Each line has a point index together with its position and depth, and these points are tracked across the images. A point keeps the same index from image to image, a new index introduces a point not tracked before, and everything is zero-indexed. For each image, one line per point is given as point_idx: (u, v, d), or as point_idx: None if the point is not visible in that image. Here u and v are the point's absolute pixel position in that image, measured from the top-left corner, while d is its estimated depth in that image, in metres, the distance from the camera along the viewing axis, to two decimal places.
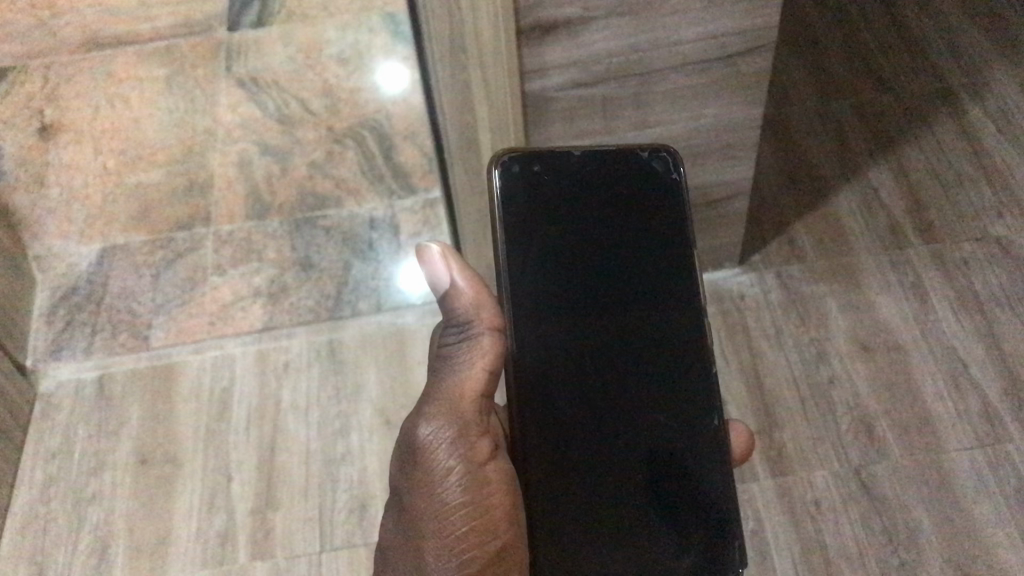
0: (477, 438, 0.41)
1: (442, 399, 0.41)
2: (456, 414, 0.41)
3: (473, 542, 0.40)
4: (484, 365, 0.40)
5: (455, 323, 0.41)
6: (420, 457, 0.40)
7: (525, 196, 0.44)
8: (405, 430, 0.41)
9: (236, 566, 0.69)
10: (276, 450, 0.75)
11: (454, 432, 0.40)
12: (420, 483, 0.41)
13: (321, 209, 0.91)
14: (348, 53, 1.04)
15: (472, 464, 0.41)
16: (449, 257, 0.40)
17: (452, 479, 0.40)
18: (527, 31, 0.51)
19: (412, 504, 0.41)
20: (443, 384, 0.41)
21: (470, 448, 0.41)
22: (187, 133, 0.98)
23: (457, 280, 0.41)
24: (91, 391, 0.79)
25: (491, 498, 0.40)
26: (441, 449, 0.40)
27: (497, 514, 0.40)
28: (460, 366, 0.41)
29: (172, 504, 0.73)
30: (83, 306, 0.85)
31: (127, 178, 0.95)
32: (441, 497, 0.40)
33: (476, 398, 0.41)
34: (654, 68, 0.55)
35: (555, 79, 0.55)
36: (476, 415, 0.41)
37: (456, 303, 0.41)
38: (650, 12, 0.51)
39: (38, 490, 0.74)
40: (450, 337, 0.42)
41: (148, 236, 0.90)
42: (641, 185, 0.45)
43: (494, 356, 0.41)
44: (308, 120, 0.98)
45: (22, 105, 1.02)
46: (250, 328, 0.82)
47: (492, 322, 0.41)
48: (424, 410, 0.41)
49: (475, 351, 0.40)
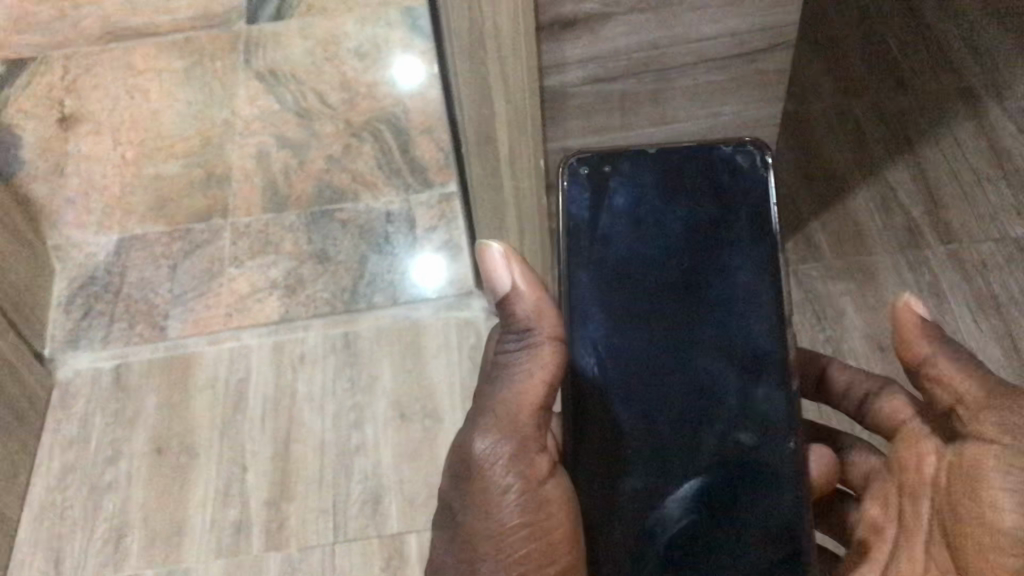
0: (536, 453, 0.39)
1: (500, 412, 0.39)
2: (514, 429, 0.39)
3: (531, 564, 0.39)
4: (545, 378, 0.39)
5: (514, 329, 0.40)
6: (476, 472, 0.39)
7: (590, 198, 0.44)
8: (459, 442, 0.40)
9: (250, 556, 0.70)
10: (291, 442, 0.75)
11: (512, 449, 0.39)
12: (476, 501, 0.39)
13: (338, 202, 0.91)
14: (366, 47, 1.04)
15: (531, 482, 0.39)
16: (511, 261, 0.39)
17: (510, 496, 0.39)
18: (547, 26, 0.51)
19: (468, 519, 0.40)
20: (500, 394, 0.39)
21: (529, 465, 0.39)
22: (205, 125, 0.99)
23: (519, 285, 0.40)
24: (109, 381, 0.80)
25: (550, 519, 0.39)
26: (499, 466, 0.39)
27: (557, 534, 0.39)
28: (518, 376, 0.39)
29: (188, 493, 0.73)
30: (101, 295, 0.86)
31: (145, 170, 0.96)
32: (499, 515, 0.39)
33: (535, 411, 0.39)
34: (673, 64, 0.55)
35: (574, 75, 0.55)
36: (535, 429, 0.40)
37: (517, 309, 0.39)
38: (671, 8, 0.51)
39: (56, 478, 0.75)
40: (510, 345, 0.40)
41: (166, 227, 0.91)
42: (716, 184, 0.43)
43: (553, 367, 0.39)
44: (325, 113, 0.98)
45: (43, 96, 1.02)
46: (266, 319, 0.83)
47: (553, 331, 0.40)
48: (479, 423, 0.39)
49: (534, 362, 0.39)
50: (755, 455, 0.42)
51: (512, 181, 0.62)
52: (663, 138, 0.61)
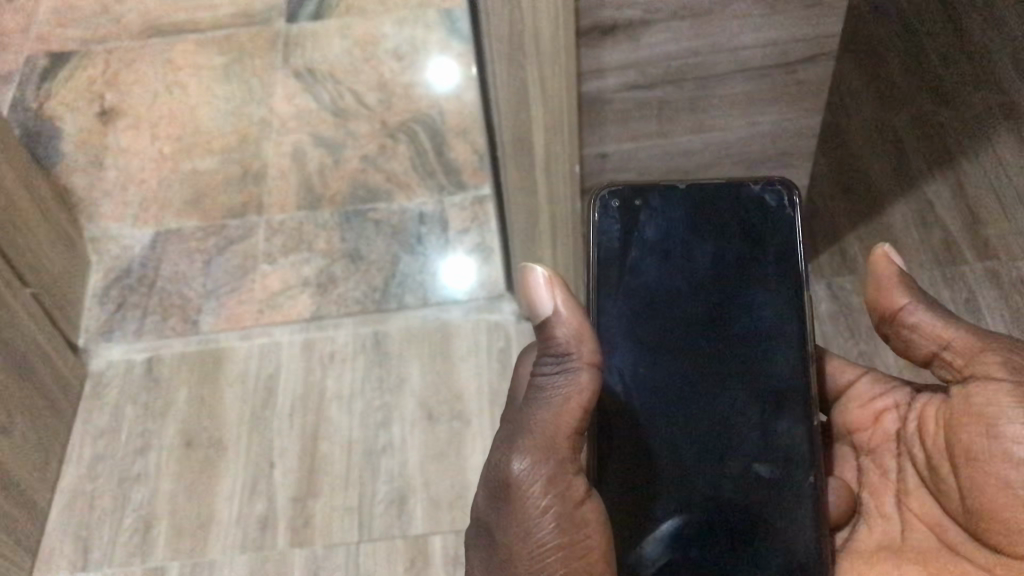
0: (577, 479, 0.39)
1: (537, 434, 0.39)
2: (551, 451, 0.38)
3: None
4: (581, 401, 0.39)
5: (553, 351, 0.39)
6: (513, 492, 0.38)
7: (619, 229, 0.46)
8: (497, 461, 0.39)
9: (275, 552, 0.70)
10: (319, 439, 0.75)
11: (548, 471, 0.38)
12: (514, 524, 0.38)
13: (372, 202, 0.91)
14: (404, 48, 1.04)
15: (569, 504, 0.38)
16: (554, 285, 0.39)
17: (547, 520, 0.38)
18: (586, 32, 0.51)
19: (505, 542, 0.39)
20: (537, 415, 0.39)
21: (569, 490, 0.38)
22: (243, 122, 0.99)
23: (559, 309, 0.40)
24: (141, 373, 0.81)
25: (589, 542, 0.38)
26: (537, 491, 0.38)
27: (596, 558, 0.38)
28: (557, 398, 0.39)
29: (215, 487, 0.74)
30: (135, 288, 0.87)
31: (182, 165, 0.96)
32: (536, 538, 0.38)
33: (572, 435, 0.39)
34: (713, 73, 0.55)
35: (613, 81, 0.55)
36: (572, 454, 0.39)
37: (556, 332, 0.39)
38: (714, 16, 0.51)
39: (86, 468, 0.76)
40: (546, 367, 0.40)
41: (202, 222, 0.91)
42: (744, 220, 0.45)
43: (591, 392, 0.39)
44: (362, 113, 0.99)
45: (83, 89, 1.04)
46: (299, 316, 0.83)
47: (590, 357, 0.39)
48: (517, 441, 0.39)
49: (572, 385, 0.39)
50: (780, 490, 0.43)
51: (545, 187, 0.63)
52: (699, 147, 0.61)
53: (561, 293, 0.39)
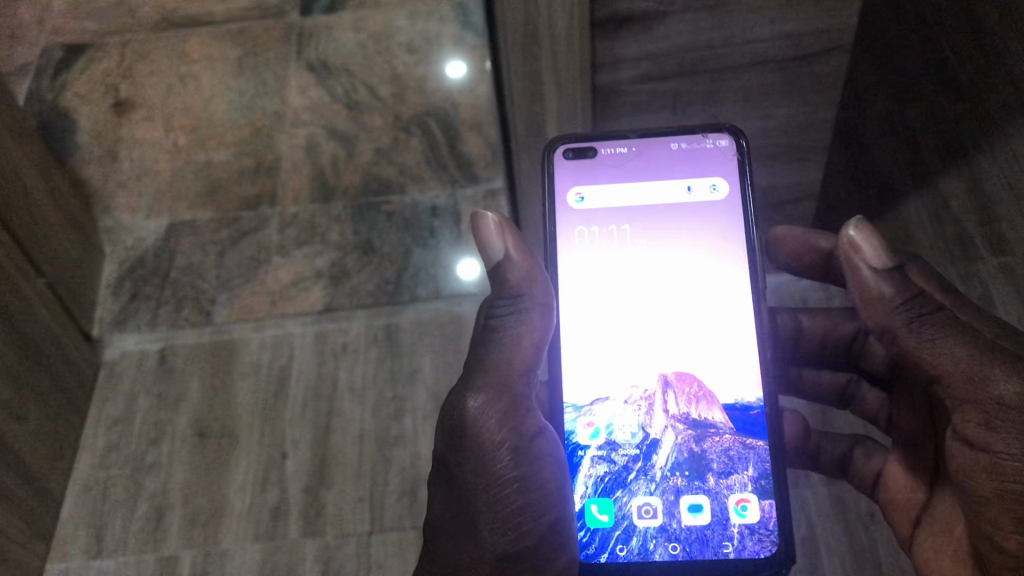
0: (525, 416, 0.48)
1: (490, 374, 0.47)
2: (501, 388, 0.47)
3: (522, 511, 0.47)
4: (531, 339, 0.48)
5: (506, 294, 0.48)
6: (468, 425, 0.47)
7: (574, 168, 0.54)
8: (454, 402, 0.48)
9: (287, 542, 0.70)
10: (331, 431, 0.75)
11: (499, 405, 0.47)
12: (471, 456, 0.47)
13: (385, 194, 0.92)
14: (417, 42, 1.05)
15: (519, 435, 0.47)
16: (504, 232, 0.48)
17: (500, 448, 0.47)
18: (601, 24, 0.51)
19: (463, 471, 0.48)
20: (493, 354, 0.48)
21: (518, 425, 0.47)
22: (257, 114, 1.00)
23: (511, 255, 0.49)
24: (154, 362, 0.81)
25: (536, 466, 0.47)
26: (490, 421, 0.47)
27: (546, 481, 0.47)
28: (510, 336, 0.48)
29: (228, 477, 0.74)
30: (149, 278, 0.87)
31: (197, 156, 0.97)
32: (491, 465, 0.47)
33: (522, 373, 0.48)
34: (727, 65, 0.55)
35: (626, 73, 0.55)
36: (520, 389, 0.48)
37: (509, 274, 0.48)
38: (730, 9, 0.51)
39: (99, 457, 0.76)
40: (498, 312, 0.49)
41: (216, 213, 0.91)
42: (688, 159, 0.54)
43: (539, 328, 0.48)
44: (375, 106, 0.99)
45: (98, 81, 1.04)
46: (312, 307, 0.83)
47: (539, 301, 0.48)
48: (472, 381, 0.48)
49: (523, 325, 0.48)
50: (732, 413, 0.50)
51: None
52: None
53: (511, 240, 0.49)
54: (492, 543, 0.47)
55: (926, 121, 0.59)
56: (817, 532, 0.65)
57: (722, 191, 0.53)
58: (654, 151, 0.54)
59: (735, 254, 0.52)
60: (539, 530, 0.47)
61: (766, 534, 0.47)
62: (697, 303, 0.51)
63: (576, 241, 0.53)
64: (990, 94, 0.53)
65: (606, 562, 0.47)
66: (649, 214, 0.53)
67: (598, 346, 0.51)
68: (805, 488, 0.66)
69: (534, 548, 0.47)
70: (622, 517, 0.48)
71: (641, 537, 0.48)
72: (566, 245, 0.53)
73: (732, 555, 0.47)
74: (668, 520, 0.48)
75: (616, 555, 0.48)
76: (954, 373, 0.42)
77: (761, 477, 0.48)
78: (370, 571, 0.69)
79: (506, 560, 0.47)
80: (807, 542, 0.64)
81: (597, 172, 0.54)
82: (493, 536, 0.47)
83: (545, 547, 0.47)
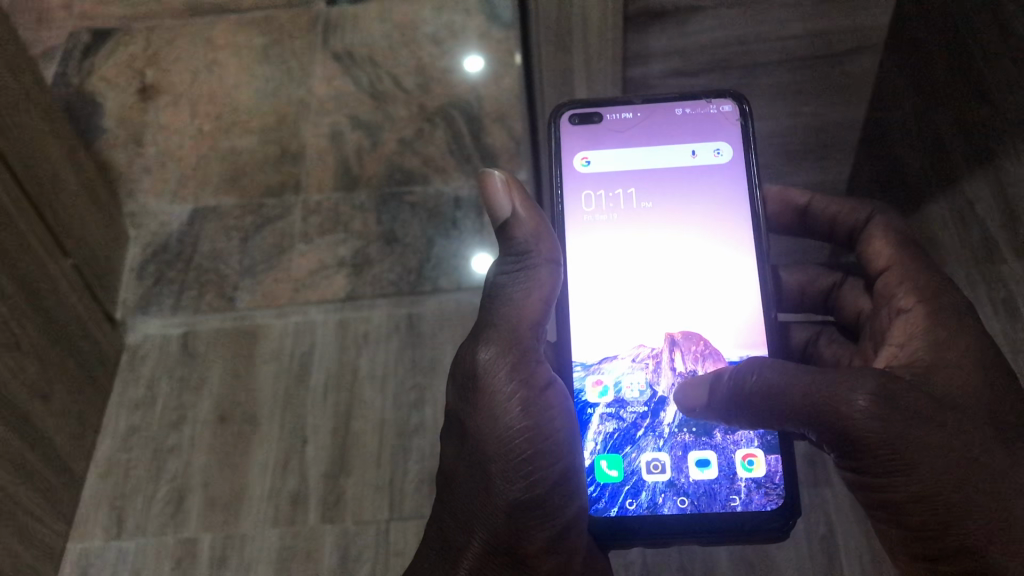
0: (535, 367, 0.48)
1: (501, 328, 0.47)
2: (513, 341, 0.47)
3: (537, 465, 0.46)
4: (542, 293, 0.47)
5: (513, 253, 0.48)
6: (481, 379, 0.47)
7: (581, 134, 0.55)
8: (465, 358, 0.48)
9: (307, 527, 0.71)
10: (352, 418, 0.76)
11: (511, 359, 0.47)
12: (482, 411, 0.47)
13: (409, 185, 0.92)
14: (442, 34, 1.05)
15: (532, 389, 0.47)
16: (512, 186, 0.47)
17: (512, 403, 0.46)
18: (634, 16, 0.50)
19: (477, 427, 0.47)
20: (502, 311, 0.47)
21: (530, 378, 0.47)
22: (282, 102, 1.00)
23: (518, 210, 0.48)
24: (177, 345, 0.82)
25: (549, 420, 0.47)
26: (501, 375, 0.46)
27: (558, 434, 0.47)
28: (517, 293, 0.47)
29: (249, 461, 0.74)
30: (173, 263, 0.88)
31: (221, 143, 0.97)
32: (504, 421, 0.46)
33: (532, 326, 0.48)
34: (759, 61, 0.55)
35: (656, 67, 0.54)
36: (532, 342, 0.48)
37: (517, 232, 0.47)
38: (760, 7, 0.50)
39: (121, 438, 0.77)
40: (506, 268, 0.48)
41: (239, 200, 0.92)
42: (695, 126, 0.55)
43: (548, 283, 0.47)
44: (400, 97, 0.99)
45: (124, 66, 1.05)
46: (334, 295, 0.84)
47: (548, 255, 0.48)
48: (483, 336, 0.47)
49: (533, 280, 0.47)
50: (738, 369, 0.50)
51: None
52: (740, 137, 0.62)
53: (519, 195, 0.47)
54: (505, 494, 0.47)
55: (955, 128, 0.54)
56: (836, 529, 0.65)
57: (725, 157, 0.54)
58: (658, 118, 0.55)
59: (738, 216, 0.53)
60: (551, 479, 0.47)
61: (773, 488, 0.48)
62: (699, 267, 0.53)
63: (584, 204, 0.54)
64: (1011, 96, 0.48)
65: (616, 517, 0.48)
66: (655, 178, 0.54)
67: (606, 305, 0.52)
68: (824, 486, 0.66)
69: (546, 495, 0.46)
70: (631, 474, 0.49)
71: (650, 492, 0.49)
72: (573, 208, 0.54)
73: (739, 508, 0.48)
74: (677, 475, 0.49)
75: (625, 510, 0.48)
76: (808, 421, 0.43)
77: (767, 434, 0.49)
78: (388, 559, 0.69)
79: (517, 509, 0.47)
80: (825, 540, 0.64)
81: (604, 139, 0.55)
82: (505, 485, 0.46)
83: (556, 496, 0.47)
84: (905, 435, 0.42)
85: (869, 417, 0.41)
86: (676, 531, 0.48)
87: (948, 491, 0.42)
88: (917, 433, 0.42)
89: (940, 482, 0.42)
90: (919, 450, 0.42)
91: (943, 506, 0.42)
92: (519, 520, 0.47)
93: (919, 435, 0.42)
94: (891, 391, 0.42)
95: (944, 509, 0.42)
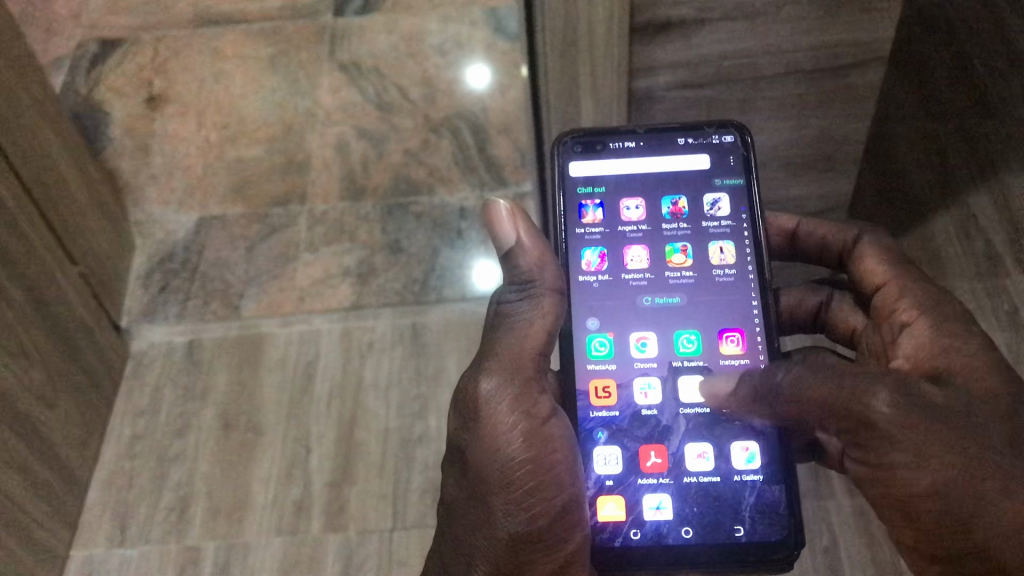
0: (538, 398, 0.44)
1: (503, 357, 0.44)
2: (515, 370, 0.44)
3: (537, 499, 0.43)
4: (545, 323, 0.44)
5: (517, 281, 0.45)
6: (481, 409, 0.43)
7: (582, 166, 0.50)
8: (465, 386, 0.44)
9: (310, 536, 0.71)
10: (356, 428, 0.76)
11: (515, 389, 0.43)
12: (482, 442, 0.43)
13: (413, 195, 0.92)
14: (449, 45, 1.05)
15: (535, 421, 0.43)
16: (517, 216, 0.45)
17: (514, 433, 0.43)
18: (640, 29, 0.49)
19: (476, 460, 0.43)
20: (505, 339, 0.44)
21: (532, 407, 0.44)
22: (288, 112, 1.00)
23: (523, 239, 0.45)
24: (181, 354, 0.82)
25: (552, 454, 0.43)
26: (503, 406, 0.43)
27: (561, 468, 0.43)
28: (520, 323, 0.44)
29: (252, 470, 0.74)
30: (178, 271, 0.88)
31: (228, 152, 0.97)
32: (505, 452, 0.43)
33: (536, 356, 0.44)
34: (764, 74, 0.53)
35: (662, 80, 0.53)
36: (536, 373, 0.44)
37: (520, 261, 0.45)
38: (766, 20, 0.49)
39: (125, 445, 0.77)
40: (510, 297, 0.45)
41: (245, 209, 0.92)
42: (700, 158, 0.50)
43: (552, 313, 0.44)
44: (406, 108, 1.00)
45: (132, 75, 1.06)
46: (338, 305, 0.84)
47: (553, 284, 0.45)
48: (485, 365, 0.44)
49: (537, 309, 0.44)
50: None
51: None
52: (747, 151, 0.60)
53: (523, 224, 0.45)
54: (505, 526, 0.43)
55: (959, 141, 0.54)
56: (839, 541, 0.65)
57: (730, 187, 0.50)
58: (659, 146, 0.50)
59: (746, 252, 0.49)
60: (553, 513, 0.43)
61: (777, 517, 0.44)
62: (705, 306, 0.48)
63: (584, 242, 0.49)
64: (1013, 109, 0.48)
65: (619, 548, 0.44)
66: (659, 215, 0.50)
67: (609, 348, 0.48)
68: (827, 499, 0.66)
69: (548, 529, 0.43)
70: (634, 503, 0.45)
71: (652, 522, 0.44)
72: (573, 245, 0.49)
73: (744, 539, 0.43)
74: (682, 505, 0.45)
75: (629, 540, 0.44)
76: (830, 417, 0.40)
77: (771, 463, 0.45)
78: (390, 567, 0.69)
79: (520, 542, 0.43)
80: (828, 553, 0.64)
81: (605, 167, 0.50)
82: (506, 517, 0.43)
83: (558, 530, 0.43)
84: (920, 423, 0.37)
85: (889, 408, 0.38)
86: (682, 563, 0.44)
87: (977, 481, 0.36)
88: (944, 429, 0.37)
89: (966, 473, 0.36)
90: (938, 438, 0.37)
91: (961, 507, 0.36)
92: (520, 554, 0.43)
93: (934, 426, 0.37)
94: (914, 386, 0.39)
95: (963, 508, 0.36)
